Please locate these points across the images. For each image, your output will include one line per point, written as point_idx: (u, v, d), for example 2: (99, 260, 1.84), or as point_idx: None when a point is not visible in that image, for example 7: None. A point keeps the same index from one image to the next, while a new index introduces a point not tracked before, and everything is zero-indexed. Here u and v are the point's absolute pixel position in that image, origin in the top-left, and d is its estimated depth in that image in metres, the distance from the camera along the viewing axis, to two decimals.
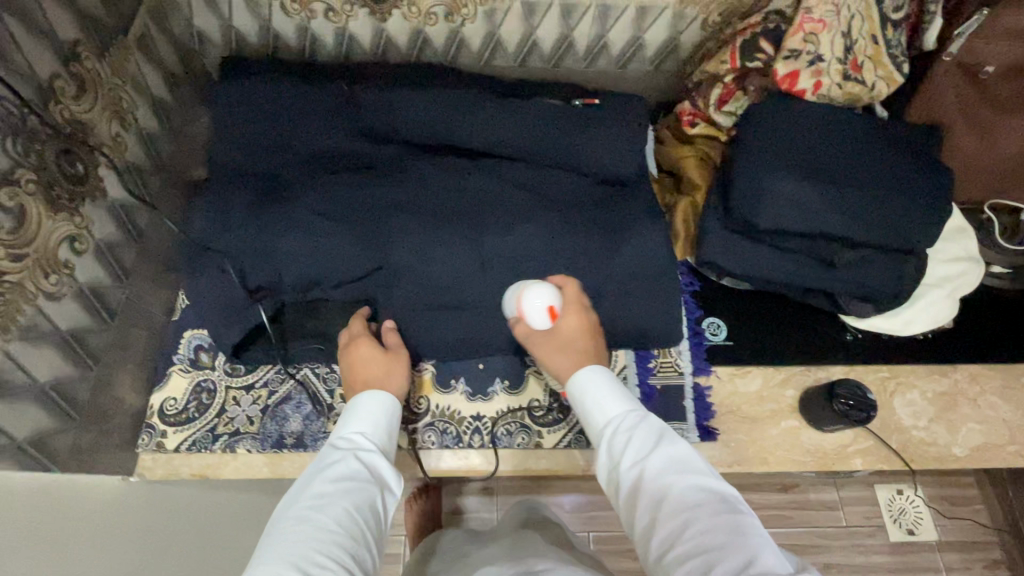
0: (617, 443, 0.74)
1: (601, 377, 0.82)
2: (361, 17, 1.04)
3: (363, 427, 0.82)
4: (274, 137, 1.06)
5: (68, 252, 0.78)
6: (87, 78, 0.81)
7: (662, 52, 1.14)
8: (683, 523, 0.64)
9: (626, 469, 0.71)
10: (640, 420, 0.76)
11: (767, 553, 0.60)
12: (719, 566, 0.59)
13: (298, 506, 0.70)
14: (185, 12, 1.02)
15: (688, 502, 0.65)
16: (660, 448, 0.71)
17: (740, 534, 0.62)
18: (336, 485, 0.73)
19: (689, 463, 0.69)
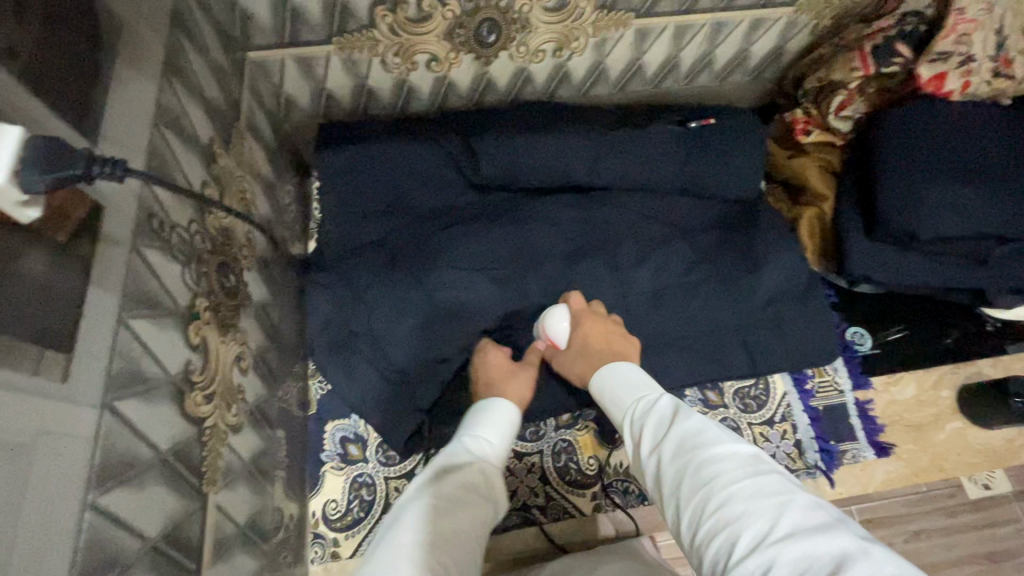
0: (638, 428, 0.65)
1: (621, 368, 0.75)
2: (464, 63, 0.97)
3: (489, 436, 0.74)
4: (388, 204, 1.00)
5: (238, 376, 0.70)
6: (222, 177, 0.72)
7: (766, 61, 1.10)
8: (704, 495, 0.52)
9: (647, 455, 0.61)
10: (658, 398, 0.66)
11: (797, 511, 0.48)
12: (743, 537, 0.47)
13: (406, 513, 0.60)
14: (276, 80, 0.94)
15: (707, 471, 0.54)
16: (673, 425, 0.60)
17: (763, 497, 0.50)
18: (460, 493, 0.64)
19: (708, 428, 0.58)
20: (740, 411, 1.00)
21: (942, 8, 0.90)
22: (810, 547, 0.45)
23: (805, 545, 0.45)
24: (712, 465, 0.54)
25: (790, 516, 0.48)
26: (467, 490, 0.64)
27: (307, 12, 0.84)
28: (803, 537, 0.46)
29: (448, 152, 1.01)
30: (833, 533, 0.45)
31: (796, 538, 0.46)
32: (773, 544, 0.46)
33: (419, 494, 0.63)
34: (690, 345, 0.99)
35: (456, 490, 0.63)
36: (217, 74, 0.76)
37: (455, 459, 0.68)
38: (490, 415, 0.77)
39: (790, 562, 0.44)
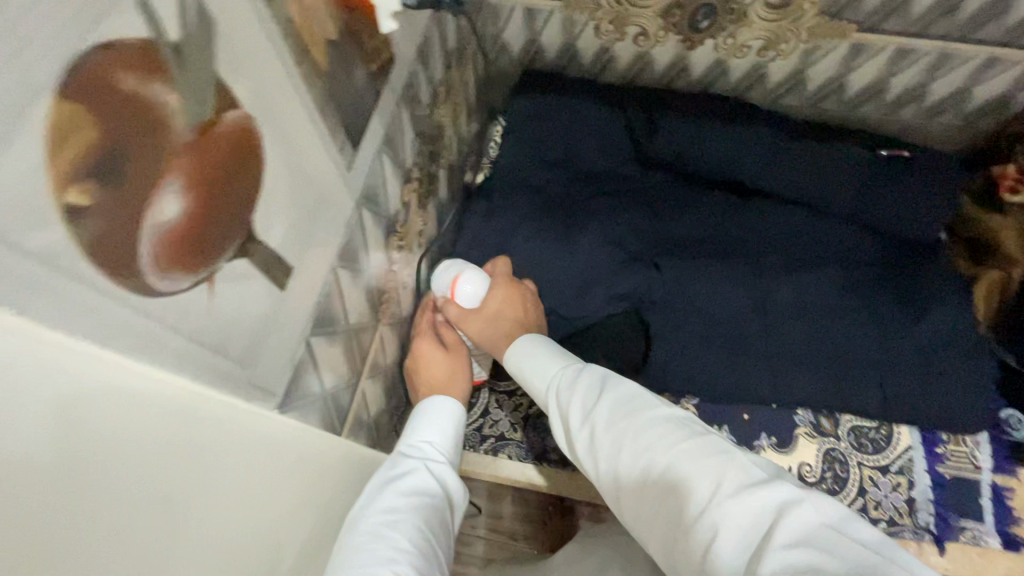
0: (564, 401, 0.62)
1: (530, 342, 0.71)
2: (669, 43, 1.03)
3: (419, 427, 0.70)
4: (557, 152, 1.09)
5: (416, 246, 0.82)
6: (451, 85, 0.85)
7: (986, 108, 1.03)
8: (654, 463, 0.53)
9: (579, 430, 0.59)
10: (570, 371, 0.64)
11: (743, 466, 0.50)
12: (693, 502, 0.49)
13: (350, 536, 0.55)
14: (502, 25, 1.07)
15: (647, 444, 0.54)
16: (607, 396, 0.59)
17: (697, 458, 0.51)
18: (403, 502, 0.59)
19: (640, 395, 0.59)
20: (852, 448, 0.93)
21: None
22: (748, 506, 0.48)
23: (755, 494, 0.48)
24: (653, 433, 0.54)
25: (741, 474, 0.50)
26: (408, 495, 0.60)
27: None
28: (754, 495, 0.48)
29: (629, 123, 1.09)
30: (770, 488, 0.48)
31: (749, 496, 0.48)
32: (729, 504, 0.48)
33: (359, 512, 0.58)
34: (824, 366, 0.94)
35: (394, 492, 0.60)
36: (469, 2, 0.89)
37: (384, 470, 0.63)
38: (420, 414, 0.71)
39: (734, 522, 0.47)
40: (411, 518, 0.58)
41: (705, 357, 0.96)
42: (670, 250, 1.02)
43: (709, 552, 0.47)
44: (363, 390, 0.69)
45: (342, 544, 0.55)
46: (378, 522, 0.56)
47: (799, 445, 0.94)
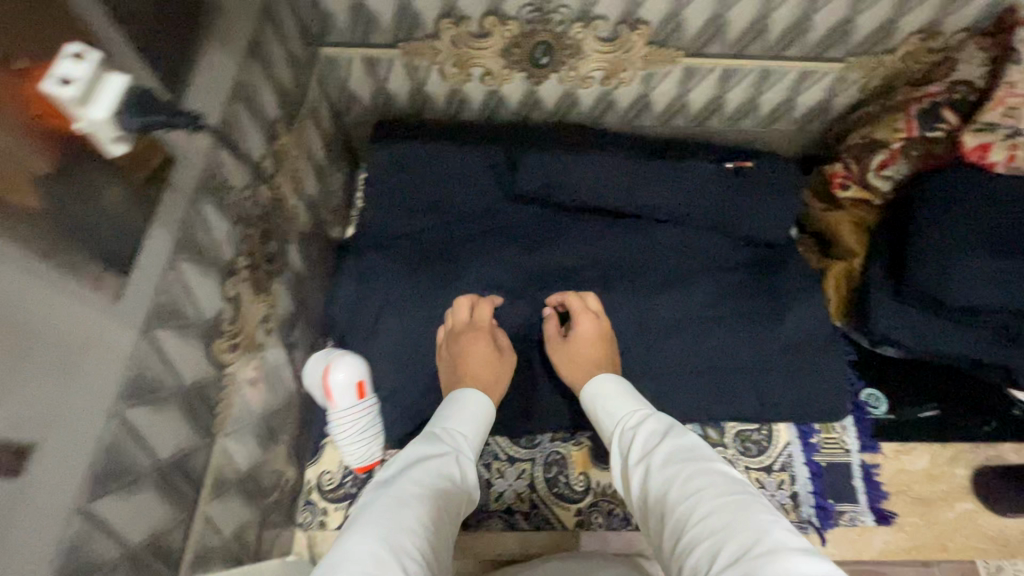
0: (632, 446, 0.74)
1: (609, 384, 0.85)
2: (516, 81, 1.03)
3: (457, 424, 0.80)
4: (422, 198, 1.05)
5: (263, 334, 0.75)
6: (280, 155, 0.79)
7: (811, 114, 1.11)
8: (693, 505, 0.61)
9: (636, 466, 0.71)
10: (646, 421, 0.75)
11: (781, 530, 0.56)
12: (728, 547, 0.56)
13: (380, 501, 0.65)
14: (344, 75, 1.01)
15: (689, 488, 0.63)
16: (667, 440, 0.70)
17: (748, 513, 0.58)
18: (431, 479, 0.68)
19: (702, 448, 0.69)
20: (738, 453, 0.98)
21: (994, 81, 0.88)
22: (781, 560, 0.53)
23: (782, 555, 0.53)
24: (704, 480, 0.64)
25: (776, 533, 0.56)
26: (436, 476, 0.69)
27: (380, 17, 0.90)
28: (784, 551, 0.54)
29: (489, 165, 1.06)
30: (804, 553, 0.54)
31: (777, 551, 0.54)
32: (752, 555, 0.54)
33: (390, 482, 0.68)
34: (702, 379, 0.98)
35: (428, 475, 0.69)
36: (291, 62, 0.83)
37: (420, 444, 0.74)
38: (455, 407, 0.82)
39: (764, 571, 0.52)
40: (433, 490, 0.67)
41: None
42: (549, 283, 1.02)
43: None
44: (205, 515, 0.62)
45: (366, 506, 0.65)
46: (406, 498, 0.64)
47: None
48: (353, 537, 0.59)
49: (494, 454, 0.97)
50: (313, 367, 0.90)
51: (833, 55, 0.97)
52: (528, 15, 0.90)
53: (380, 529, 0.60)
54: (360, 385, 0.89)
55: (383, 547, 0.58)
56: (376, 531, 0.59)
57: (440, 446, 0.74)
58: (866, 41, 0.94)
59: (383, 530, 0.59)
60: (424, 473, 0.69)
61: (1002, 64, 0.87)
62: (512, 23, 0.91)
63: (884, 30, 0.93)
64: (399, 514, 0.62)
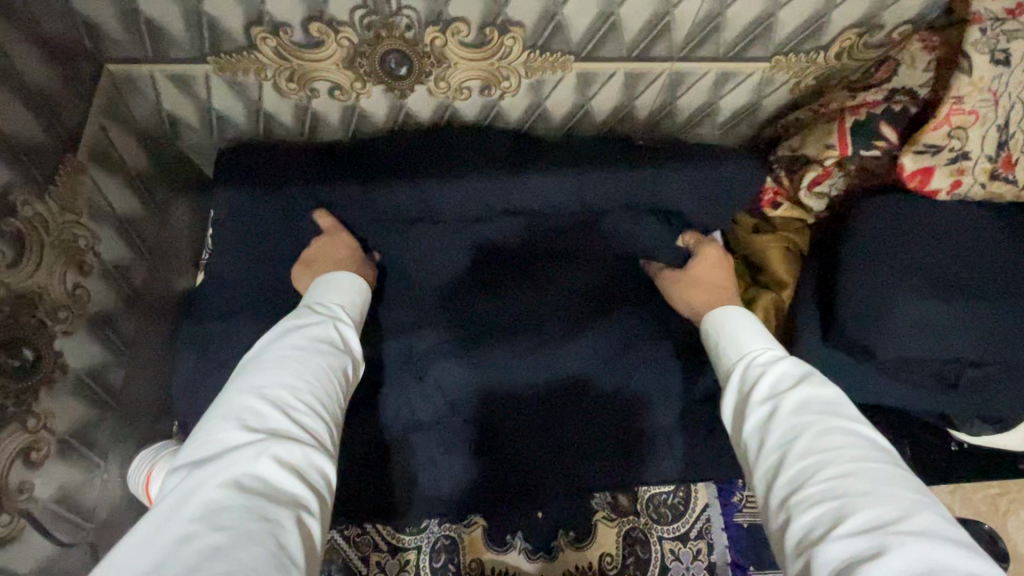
0: (756, 380, 0.58)
1: (738, 323, 0.67)
2: (375, 94, 0.82)
3: (338, 301, 0.65)
4: (262, 251, 0.83)
5: (22, 471, 0.59)
6: (26, 232, 0.60)
7: (738, 117, 0.93)
8: (825, 462, 0.47)
9: (758, 403, 0.55)
10: (781, 358, 0.59)
11: (929, 515, 0.43)
12: (857, 516, 0.43)
13: (257, 363, 0.52)
14: (151, 96, 0.79)
15: (823, 444, 0.49)
16: (805, 386, 0.54)
17: (889, 486, 0.45)
18: (312, 343, 0.56)
19: (845, 404, 0.53)
20: (652, 522, 0.88)
21: (938, 91, 0.75)
22: (933, 550, 0.40)
23: (937, 546, 0.41)
24: (839, 438, 0.49)
25: (923, 515, 0.43)
26: (313, 340, 0.56)
27: (169, 30, 0.70)
28: (941, 541, 0.41)
29: (352, 198, 0.83)
30: (956, 545, 0.41)
31: (927, 538, 0.41)
32: (893, 531, 0.42)
33: (288, 334, 0.56)
34: (622, 452, 0.83)
35: (307, 341, 0.55)
36: (32, 103, 0.63)
37: (306, 314, 0.60)
38: (329, 287, 0.67)
39: (906, 555, 0.40)
40: (317, 352, 0.55)
41: (479, 471, 0.81)
42: (433, 350, 0.80)
43: (852, 565, 0.41)
44: None
45: (254, 363, 0.53)
46: (294, 361, 0.52)
47: (598, 533, 0.87)
48: (227, 406, 0.47)
49: (373, 546, 0.84)
50: (137, 470, 0.73)
51: (755, 54, 0.81)
52: (364, 20, 0.71)
53: (258, 393, 0.48)
54: None
55: (268, 415, 0.47)
56: (254, 396, 0.48)
57: (315, 315, 0.60)
58: (793, 35, 0.78)
59: (260, 397, 0.48)
60: (309, 340, 0.56)
61: (947, 71, 0.74)
62: (347, 30, 0.71)
63: (814, 23, 0.76)
64: (281, 376, 0.50)
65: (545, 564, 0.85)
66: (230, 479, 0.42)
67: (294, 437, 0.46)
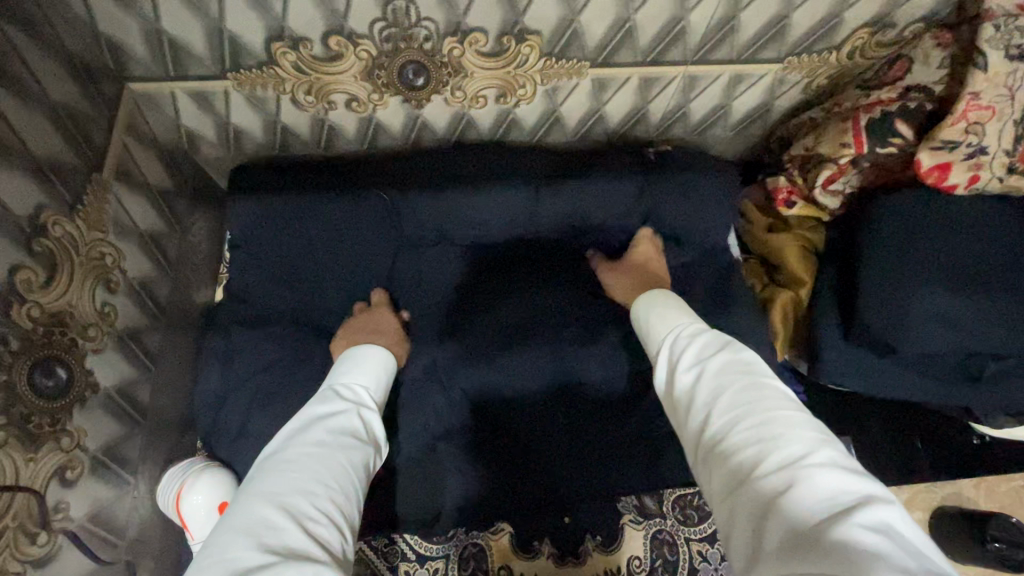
0: (680, 351, 0.58)
1: (658, 307, 0.66)
2: (392, 105, 0.82)
3: (361, 380, 0.63)
4: (281, 263, 0.83)
5: (58, 490, 0.59)
6: (58, 252, 0.60)
7: (750, 118, 0.94)
8: (741, 414, 0.47)
9: (682, 372, 0.55)
10: (701, 328, 0.59)
11: (832, 447, 0.44)
12: (769, 459, 0.43)
13: (276, 464, 0.50)
14: (170, 113, 0.80)
15: (738, 397, 0.49)
16: (722, 350, 0.54)
17: (796, 426, 0.45)
18: (333, 438, 0.53)
19: (757, 357, 0.53)
20: (679, 523, 0.88)
21: (953, 88, 0.75)
22: (835, 477, 0.41)
23: (839, 474, 0.41)
24: (753, 389, 0.49)
25: (826, 448, 0.43)
26: (334, 434, 0.54)
27: (191, 47, 0.70)
28: (842, 470, 0.41)
29: (373, 209, 0.84)
30: (860, 475, 0.41)
31: (831, 467, 0.41)
32: (800, 466, 0.42)
33: (311, 430, 0.54)
34: (646, 454, 0.84)
35: (328, 438, 0.53)
36: (60, 123, 0.63)
37: (328, 404, 0.58)
38: (352, 366, 0.65)
39: (813, 487, 0.40)
40: (337, 448, 0.52)
41: (507, 477, 0.81)
42: (443, 366, 0.82)
43: (771, 504, 0.41)
44: None
45: (271, 464, 0.50)
46: (313, 463, 0.49)
47: (625, 536, 0.87)
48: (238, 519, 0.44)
49: (401, 555, 0.84)
50: (168, 485, 0.73)
51: (767, 56, 0.81)
52: (384, 32, 0.71)
53: (273, 499, 0.45)
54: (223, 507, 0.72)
55: (282, 526, 0.43)
56: (270, 505, 0.45)
57: (337, 404, 0.58)
58: (806, 36, 0.79)
59: (275, 504, 0.45)
60: (331, 436, 0.54)
61: (961, 67, 0.75)
62: (366, 43, 0.72)
63: (827, 23, 0.77)
64: (300, 479, 0.47)
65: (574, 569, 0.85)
66: None
67: (307, 551, 0.42)
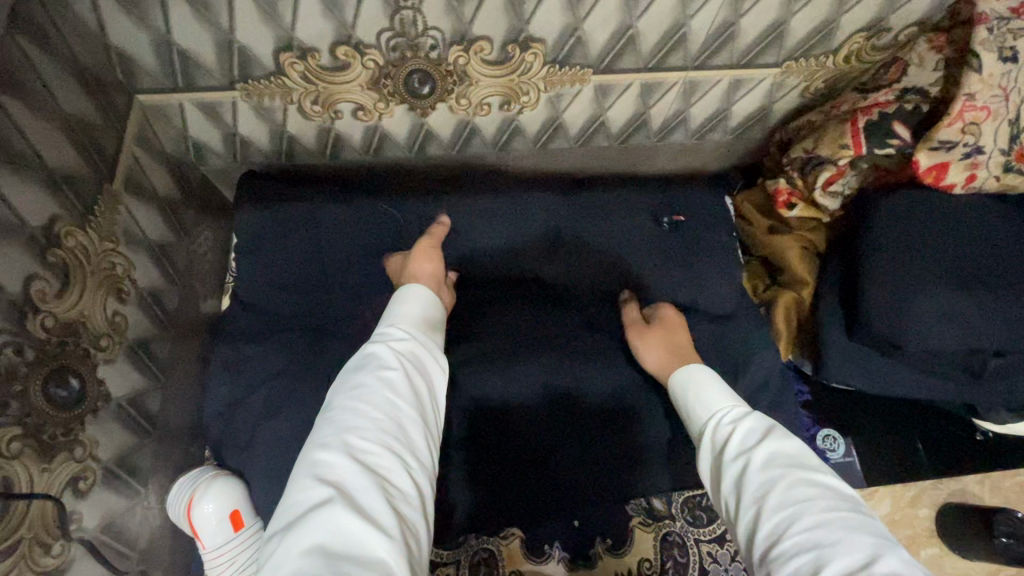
0: (725, 439, 0.58)
1: (698, 379, 0.67)
2: (398, 114, 0.83)
3: (407, 317, 0.61)
4: (288, 271, 0.83)
5: (72, 500, 0.59)
6: (70, 263, 0.61)
7: (748, 122, 0.96)
8: (795, 513, 0.47)
9: (730, 461, 0.56)
10: (747, 413, 0.60)
11: (894, 555, 0.43)
12: (830, 564, 0.43)
13: (338, 401, 0.52)
14: (178, 124, 0.81)
15: (793, 495, 0.49)
16: (773, 440, 0.55)
17: (854, 531, 0.45)
18: (386, 372, 0.54)
19: (809, 454, 0.54)
20: (688, 525, 0.89)
21: (948, 90, 0.77)
22: None
23: None
24: (806, 487, 0.49)
25: (889, 556, 0.43)
26: (386, 368, 0.54)
27: (200, 59, 0.71)
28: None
29: (382, 219, 0.85)
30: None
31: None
32: (862, 571, 0.41)
33: (354, 373, 0.54)
34: (656, 457, 0.84)
35: (380, 372, 0.54)
36: (73, 135, 0.64)
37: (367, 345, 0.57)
38: (398, 312, 0.62)
39: None
40: (388, 382, 0.53)
41: (516, 482, 0.80)
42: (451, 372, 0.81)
43: None
44: None
45: (334, 399, 0.53)
46: (366, 401, 0.51)
47: (635, 538, 0.87)
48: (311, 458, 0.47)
49: None
50: (176, 497, 0.73)
51: (766, 61, 0.83)
52: (391, 42, 0.72)
53: (335, 441, 0.48)
54: (236, 514, 0.73)
55: (342, 466, 0.46)
56: (333, 445, 0.47)
57: (391, 338, 0.58)
58: (803, 41, 0.81)
59: (336, 447, 0.47)
60: (384, 370, 0.54)
61: (957, 69, 0.76)
62: (373, 53, 0.73)
63: (824, 28, 0.79)
64: (345, 422, 0.49)
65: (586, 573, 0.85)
66: (313, 541, 0.41)
67: (369, 489, 0.45)
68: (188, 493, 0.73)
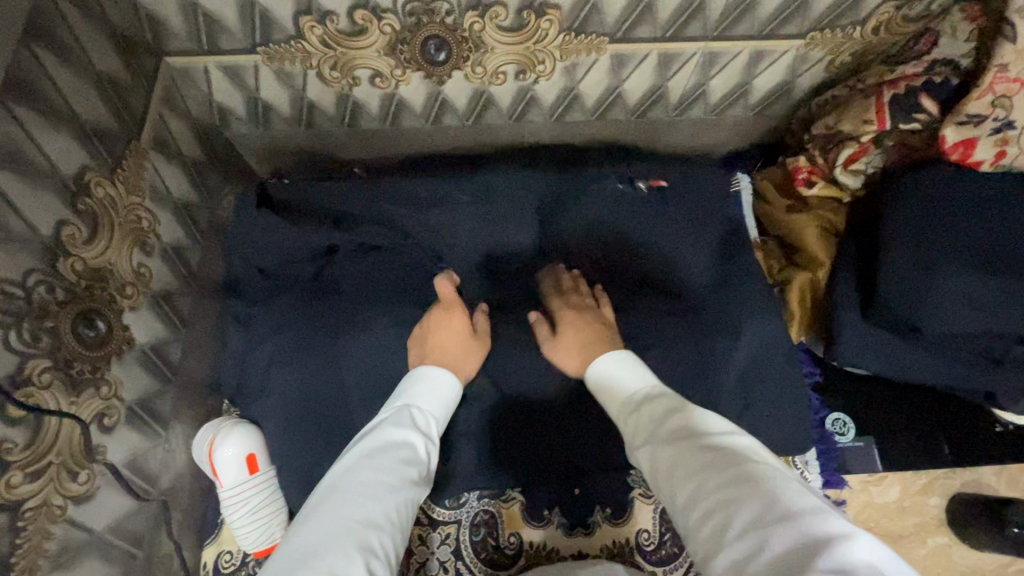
0: (637, 422, 0.58)
1: (617, 364, 0.65)
2: (414, 81, 0.84)
3: (432, 406, 0.65)
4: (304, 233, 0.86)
5: (97, 433, 0.63)
6: (98, 213, 0.64)
7: (770, 97, 0.94)
8: (705, 480, 0.48)
9: (643, 443, 0.56)
10: (665, 392, 0.59)
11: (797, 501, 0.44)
12: (733, 523, 0.43)
13: (345, 487, 0.53)
14: (204, 88, 0.83)
15: (699, 464, 0.49)
16: (689, 416, 0.54)
17: (756, 485, 0.45)
18: (401, 468, 0.56)
19: (727, 424, 0.54)
20: None
21: (980, 61, 0.74)
22: (799, 530, 0.41)
23: (800, 524, 0.41)
24: (714, 457, 0.49)
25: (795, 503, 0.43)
26: (398, 463, 0.56)
27: (224, 22, 0.74)
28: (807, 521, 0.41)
29: (395, 184, 0.87)
30: (815, 516, 0.41)
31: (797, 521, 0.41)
32: (765, 525, 0.42)
33: (379, 456, 0.56)
34: None
35: (387, 466, 0.56)
36: (103, 91, 0.67)
37: (403, 430, 0.60)
38: (425, 391, 0.66)
39: (778, 542, 0.40)
40: (405, 482, 0.55)
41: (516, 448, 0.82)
42: None
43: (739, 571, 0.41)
44: None
45: (336, 486, 0.53)
46: (375, 493, 0.53)
47: (634, 508, 0.88)
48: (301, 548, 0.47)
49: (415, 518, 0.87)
50: (201, 439, 0.79)
51: (789, 31, 0.81)
52: (407, 7, 0.73)
53: (343, 531, 0.48)
54: (251, 458, 0.78)
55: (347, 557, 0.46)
56: (341, 534, 0.48)
57: (407, 430, 0.60)
58: (829, 11, 0.78)
59: (346, 537, 0.48)
60: (398, 466, 0.56)
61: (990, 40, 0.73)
62: (390, 17, 0.74)
63: None
64: (359, 513, 0.50)
65: (584, 539, 0.87)
66: None
67: None
68: (211, 437, 0.78)
